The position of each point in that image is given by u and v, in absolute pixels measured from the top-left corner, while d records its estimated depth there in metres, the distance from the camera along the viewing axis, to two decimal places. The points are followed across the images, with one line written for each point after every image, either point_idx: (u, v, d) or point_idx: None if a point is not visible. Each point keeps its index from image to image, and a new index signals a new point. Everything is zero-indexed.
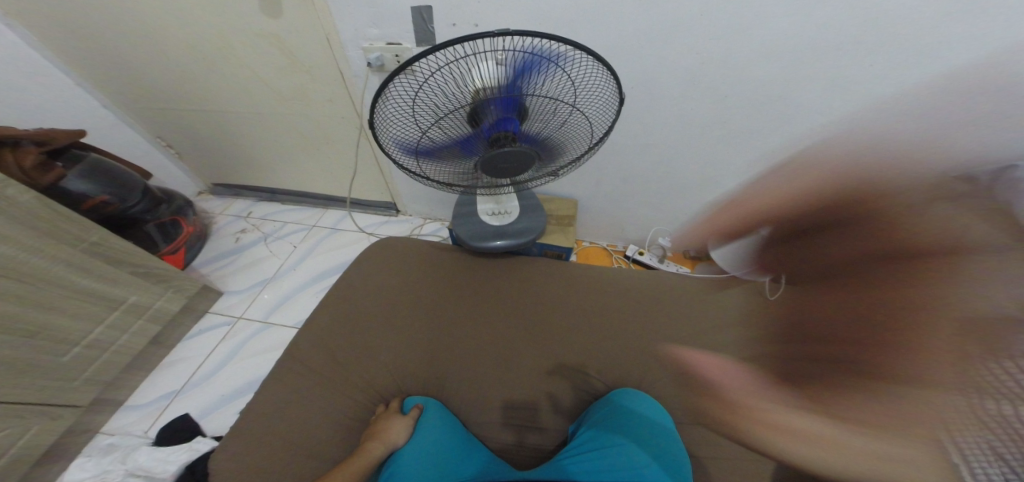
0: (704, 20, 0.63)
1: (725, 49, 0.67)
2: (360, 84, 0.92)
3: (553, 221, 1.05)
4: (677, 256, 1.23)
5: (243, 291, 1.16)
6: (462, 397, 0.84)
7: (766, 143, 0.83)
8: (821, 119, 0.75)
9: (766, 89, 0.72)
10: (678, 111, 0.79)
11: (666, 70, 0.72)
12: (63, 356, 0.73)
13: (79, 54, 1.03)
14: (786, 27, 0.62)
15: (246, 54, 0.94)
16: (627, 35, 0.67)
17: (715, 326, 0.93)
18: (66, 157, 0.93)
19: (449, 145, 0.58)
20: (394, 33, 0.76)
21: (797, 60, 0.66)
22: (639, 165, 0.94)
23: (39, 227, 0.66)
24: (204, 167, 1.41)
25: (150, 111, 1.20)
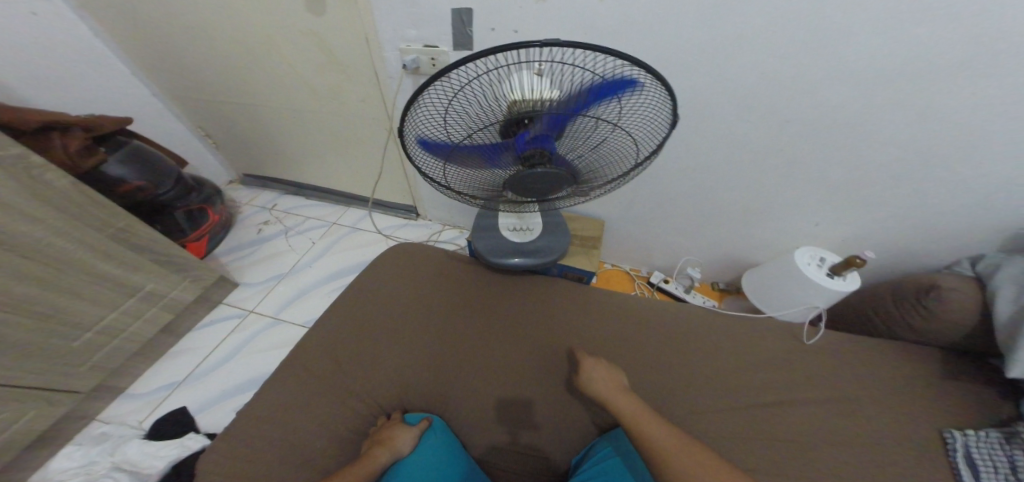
0: (773, 41, 0.58)
1: (790, 73, 0.61)
2: (395, 86, 0.90)
3: (577, 241, 1.00)
4: (705, 287, 1.16)
5: (258, 285, 1.16)
6: (463, 418, 0.81)
7: (824, 178, 0.76)
8: (887, 155, 0.68)
9: (833, 120, 0.66)
10: (726, 136, 0.74)
11: (717, 91, 0.67)
12: (75, 340, 0.74)
13: (131, 43, 1.07)
14: (868, 56, 0.56)
15: (286, 50, 0.95)
16: (681, 52, 0.63)
17: (744, 368, 0.86)
18: (109, 143, 0.94)
19: (478, 159, 0.54)
20: (433, 36, 0.74)
21: (873, 90, 0.60)
22: (677, 189, 0.88)
23: (70, 211, 0.66)
24: (236, 158, 1.44)
25: (193, 101, 1.23)
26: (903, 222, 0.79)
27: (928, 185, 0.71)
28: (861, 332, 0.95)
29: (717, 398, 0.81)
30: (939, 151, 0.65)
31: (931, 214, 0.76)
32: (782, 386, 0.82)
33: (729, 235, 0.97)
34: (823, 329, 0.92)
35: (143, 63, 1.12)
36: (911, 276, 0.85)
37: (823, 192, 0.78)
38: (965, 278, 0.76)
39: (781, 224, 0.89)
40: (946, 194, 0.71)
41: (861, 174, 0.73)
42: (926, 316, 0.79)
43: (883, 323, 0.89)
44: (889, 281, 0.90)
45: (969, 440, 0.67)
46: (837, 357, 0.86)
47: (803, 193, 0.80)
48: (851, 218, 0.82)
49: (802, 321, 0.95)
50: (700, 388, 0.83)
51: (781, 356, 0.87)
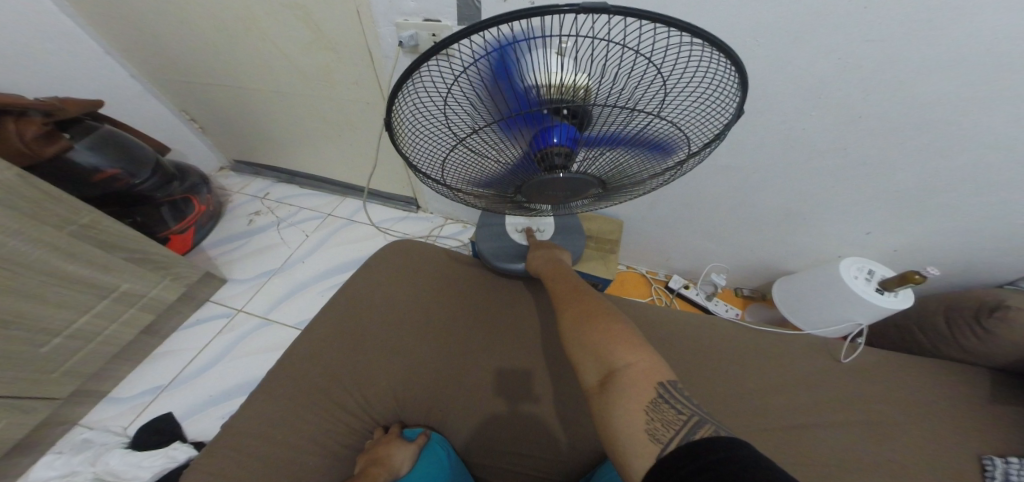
0: (848, 20, 0.47)
1: (870, 56, 0.50)
2: (389, 66, 0.80)
3: (593, 244, 0.91)
4: (727, 292, 1.07)
5: (248, 281, 1.09)
6: (466, 434, 0.74)
7: (882, 182, 0.66)
8: (970, 159, 0.58)
9: (908, 116, 0.55)
10: (777, 130, 0.63)
11: (771, 79, 0.56)
12: (43, 347, 0.68)
13: (100, 17, 0.96)
14: (968, 40, 0.45)
15: (269, 26, 0.84)
16: (734, 29, 0.52)
17: (775, 387, 0.78)
18: (77, 128, 0.86)
19: (485, 158, 0.45)
20: (432, 6, 0.63)
21: (967, 81, 0.49)
22: (707, 189, 0.79)
23: (21, 209, 0.59)
24: (225, 143, 1.35)
25: (173, 82, 1.13)
26: (972, 233, 0.69)
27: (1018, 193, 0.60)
28: (901, 348, 0.86)
29: (747, 419, 0.73)
30: None
31: (1011, 226, 0.65)
32: (819, 408, 0.74)
33: (762, 240, 0.87)
34: (862, 345, 0.83)
35: (117, 39, 1.02)
36: (969, 292, 0.76)
37: (883, 196, 0.68)
38: None
39: (826, 230, 0.79)
40: None
41: (934, 179, 0.62)
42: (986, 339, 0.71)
43: (931, 341, 0.80)
44: (941, 297, 0.80)
45: (1011, 468, 0.58)
46: (882, 376, 0.77)
47: (856, 197, 0.70)
48: (912, 226, 0.72)
49: (839, 336, 0.86)
50: (727, 407, 0.75)
51: (816, 375, 0.79)
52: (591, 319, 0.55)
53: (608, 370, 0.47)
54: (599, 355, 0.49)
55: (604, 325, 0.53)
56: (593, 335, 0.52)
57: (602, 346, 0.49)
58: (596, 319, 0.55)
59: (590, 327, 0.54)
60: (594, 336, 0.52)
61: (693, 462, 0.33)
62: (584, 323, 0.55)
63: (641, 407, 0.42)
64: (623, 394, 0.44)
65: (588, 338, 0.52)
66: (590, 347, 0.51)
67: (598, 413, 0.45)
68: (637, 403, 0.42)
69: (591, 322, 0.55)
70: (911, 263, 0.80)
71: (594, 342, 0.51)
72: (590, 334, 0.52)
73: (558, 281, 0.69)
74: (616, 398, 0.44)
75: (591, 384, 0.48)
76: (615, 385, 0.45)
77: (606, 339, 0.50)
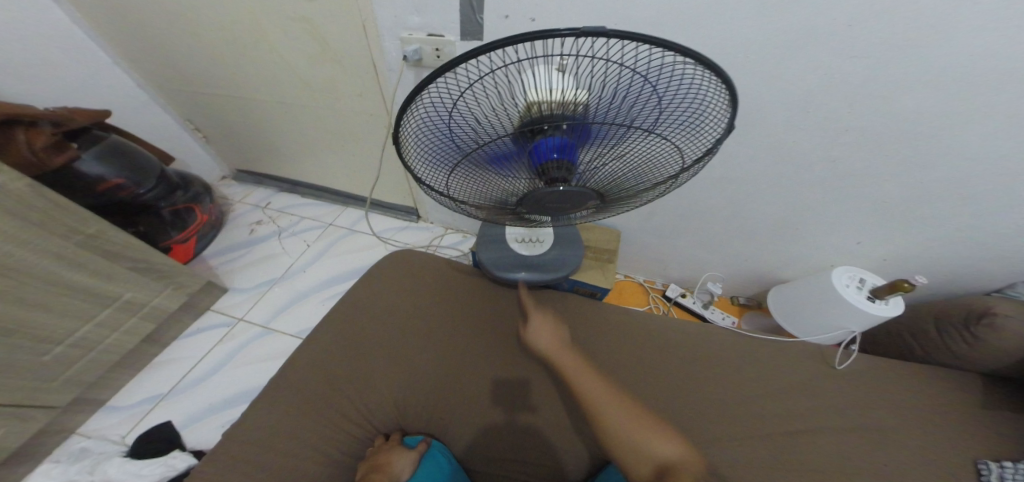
0: (830, 39, 0.50)
1: (852, 73, 0.53)
2: (394, 80, 0.83)
3: (590, 253, 0.93)
4: (723, 301, 1.08)
5: (249, 290, 1.10)
6: (468, 443, 0.74)
7: (869, 191, 0.68)
8: (950, 170, 0.60)
9: (889, 129, 0.58)
10: (767, 143, 0.66)
11: (759, 94, 0.59)
12: (44, 354, 0.68)
13: (112, 30, 0.99)
14: (941, 59, 0.48)
15: (277, 40, 0.87)
16: (724, 47, 0.55)
17: (772, 393, 0.79)
18: (85, 138, 0.88)
19: (487, 171, 0.47)
20: (436, 24, 0.66)
21: (943, 96, 0.52)
22: (701, 199, 0.81)
23: (32, 218, 0.60)
24: (229, 153, 1.37)
25: (180, 93, 1.16)
26: (958, 241, 0.71)
27: (999, 202, 0.62)
28: (894, 355, 0.88)
29: (744, 425, 0.74)
30: (1018, 163, 0.56)
31: (993, 234, 0.67)
32: (814, 413, 0.75)
33: (756, 249, 0.89)
34: (856, 352, 0.84)
35: (127, 51, 1.05)
36: (956, 299, 0.78)
37: (871, 206, 0.70)
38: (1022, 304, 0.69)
39: (817, 239, 0.81)
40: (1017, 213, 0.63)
41: (917, 189, 0.65)
42: (975, 344, 0.72)
43: (923, 348, 0.81)
44: (930, 304, 0.82)
45: (1007, 473, 0.59)
46: (876, 383, 0.78)
47: (845, 207, 0.72)
48: (899, 235, 0.74)
49: (833, 344, 0.88)
50: (725, 413, 0.76)
51: (811, 381, 0.80)
52: (610, 399, 0.55)
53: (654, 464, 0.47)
54: (638, 444, 0.49)
55: (626, 408, 0.53)
56: (624, 418, 0.52)
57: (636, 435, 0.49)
58: (616, 399, 0.55)
59: (615, 409, 0.53)
60: (623, 421, 0.51)
61: None
62: (606, 405, 0.54)
63: None
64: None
65: (619, 424, 0.51)
66: (623, 434, 0.50)
67: None
68: None
69: (611, 404, 0.54)
70: (900, 271, 0.82)
71: (626, 429, 0.51)
72: (619, 419, 0.52)
73: (555, 349, 0.68)
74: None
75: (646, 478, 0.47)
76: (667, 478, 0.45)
77: (634, 424, 0.51)
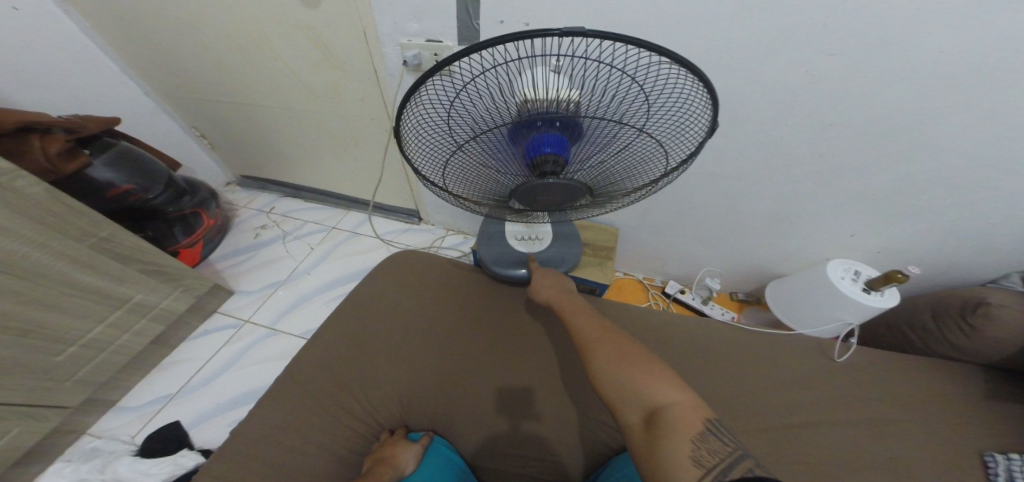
0: (816, 36, 0.52)
1: (839, 71, 0.55)
2: (394, 84, 0.85)
3: (589, 251, 0.95)
4: (723, 297, 1.09)
5: (254, 293, 1.12)
6: (469, 437, 0.75)
7: (862, 185, 0.70)
8: (939, 162, 0.62)
9: (880, 122, 0.59)
10: (758, 139, 0.67)
11: (748, 93, 0.61)
12: (59, 355, 0.70)
13: (121, 41, 1.02)
14: (928, 50, 0.49)
15: (282, 47, 0.90)
16: (711, 47, 0.57)
17: (769, 385, 0.80)
18: (96, 144, 0.90)
19: (483, 164, 0.49)
20: (435, 29, 0.68)
21: (931, 89, 0.53)
22: (697, 195, 0.82)
23: (46, 222, 0.62)
24: (234, 159, 1.40)
25: (188, 101, 1.19)
26: (949, 233, 0.73)
27: (988, 194, 0.63)
28: (892, 347, 0.88)
29: (743, 418, 0.75)
30: (1004, 154, 0.57)
31: (984, 224, 0.68)
32: (813, 406, 0.76)
33: (752, 245, 0.91)
34: (855, 344, 0.85)
35: (136, 62, 1.08)
36: (953, 290, 0.78)
37: (863, 200, 0.72)
38: (1018, 294, 0.70)
39: (811, 234, 0.82)
40: (1007, 203, 0.64)
41: (907, 181, 0.66)
42: (973, 335, 0.73)
43: (921, 340, 0.82)
44: (925, 296, 0.83)
45: (1012, 464, 0.60)
46: (875, 377, 0.79)
47: (837, 201, 0.74)
48: (892, 227, 0.75)
49: (831, 336, 0.89)
50: (724, 406, 0.77)
51: (809, 373, 0.81)
52: (595, 329, 0.60)
53: (631, 375, 0.50)
54: (618, 356, 0.53)
55: (604, 334, 0.59)
56: (608, 342, 0.56)
57: (615, 351, 0.54)
58: (595, 330, 0.60)
59: (598, 339, 0.58)
60: (603, 349, 0.55)
61: None
62: (593, 332, 0.59)
63: (686, 437, 0.42)
64: (670, 431, 0.43)
65: (603, 347, 0.55)
66: (604, 356, 0.54)
67: (640, 451, 0.44)
68: (674, 411, 0.45)
69: (596, 332, 0.59)
70: (896, 263, 0.83)
71: (609, 348, 0.55)
72: (605, 345, 0.56)
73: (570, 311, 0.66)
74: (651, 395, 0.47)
75: (633, 423, 0.47)
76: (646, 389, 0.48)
77: (616, 345, 0.55)
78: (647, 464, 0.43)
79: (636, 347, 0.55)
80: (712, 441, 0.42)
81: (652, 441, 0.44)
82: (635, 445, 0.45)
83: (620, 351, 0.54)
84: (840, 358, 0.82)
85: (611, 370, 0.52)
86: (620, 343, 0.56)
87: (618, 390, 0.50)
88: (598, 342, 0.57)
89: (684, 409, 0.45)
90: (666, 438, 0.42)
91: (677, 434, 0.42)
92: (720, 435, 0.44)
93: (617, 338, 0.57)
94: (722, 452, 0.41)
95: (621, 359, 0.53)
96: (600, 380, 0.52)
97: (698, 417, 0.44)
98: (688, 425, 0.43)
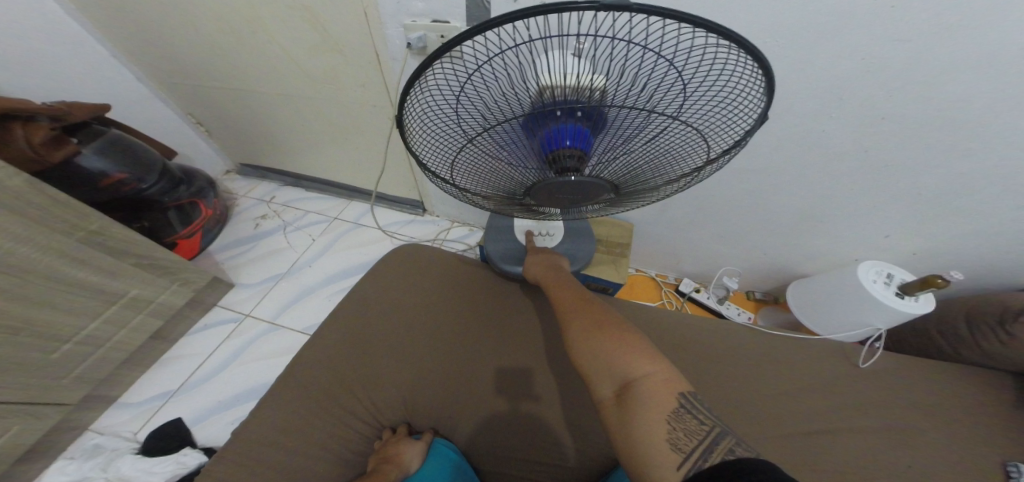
0: (874, 18, 0.45)
1: (895, 58, 0.48)
2: (397, 68, 0.80)
3: (602, 248, 0.91)
4: (739, 296, 1.05)
5: (255, 286, 1.09)
6: (475, 439, 0.73)
7: (904, 184, 0.64)
8: (998, 161, 0.56)
9: (936, 117, 0.53)
10: (793, 133, 0.62)
11: (786, 81, 0.55)
12: (54, 352, 0.68)
13: (107, 21, 0.96)
14: (1006, 37, 0.43)
15: (276, 29, 0.84)
16: (750, 27, 0.50)
17: (790, 392, 0.76)
18: (85, 132, 0.86)
19: (496, 158, 0.44)
20: (441, 8, 0.62)
21: (1003, 79, 0.47)
22: (720, 191, 0.77)
23: (29, 216, 0.59)
24: (232, 147, 1.35)
25: (181, 86, 1.14)
26: (995, 236, 0.67)
27: None
28: (917, 353, 0.84)
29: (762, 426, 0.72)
30: None
31: None
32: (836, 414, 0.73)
33: (774, 243, 0.86)
34: (880, 350, 0.81)
35: (125, 44, 1.03)
36: (991, 296, 0.73)
37: (903, 201, 0.67)
38: None
39: (841, 233, 0.77)
40: None
41: (956, 182, 0.60)
42: (1010, 345, 0.68)
43: (950, 346, 0.77)
44: (959, 301, 0.78)
45: None
46: (904, 384, 0.74)
47: (874, 200, 0.68)
48: (932, 228, 0.70)
49: (855, 341, 0.84)
50: (742, 413, 0.73)
51: (833, 379, 0.77)
52: (578, 306, 0.58)
53: (607, 348, 0.47)
54: (597, 329, 0.50)
55: (586, 311, 0.56)
56: (589, 317, 0.54)
57: (594, 325, 0.51)
58: (579, 308, 0.57)
59: (579, 314, 0.55)
60: (582, 325, 0.53)
61: (731, 471, 0.31)
62: (576, 310, 0.57)
63: (662, 416, 0.39)
64: (641, 407, 0.40)
65: (583, 321, 0.53)
66: (585, 329, 0.51)
67: (612, 427, 0.41)
68: (648, 384, 0.42)
69: (579, 310, 0.57)
70: (931, 266, 0.78)
71: (588, 323, 0.52)
72: (585, 319, 0.53)
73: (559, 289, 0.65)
74: (625, 368, 0.44)
75: (606, 397, 0.44)
76: (621, 363, 0.44)
77: (597, 319, 0.52)
78: (618, 439, 0.40)
79: (618, 321, 0.51)
80: (688, 419, 0.39)
81: (623, 415, 0.41)
82: (606, 419, 0.42)
83: (599, 324, 0.51)
84: (864, 364, 0.78)
85: (589, 344, 0.49)
86: (602, 316, 0.53)
87: (593, 362, 0.47)
88: (579, 317, 0.55)
89: (660, 385, 0.41)
90: (637, 416, 0.39)
91: (647, 413, 0.39)
92: (696, 413, 0.40)
93: (600, 314, 0.54)
94: (698, 433, 0.37)
95: (600, 332, 0.49)
96: (578, 355, 0.50)
97: (673, 394, 0.41)
98: (660, 403, 0.40)
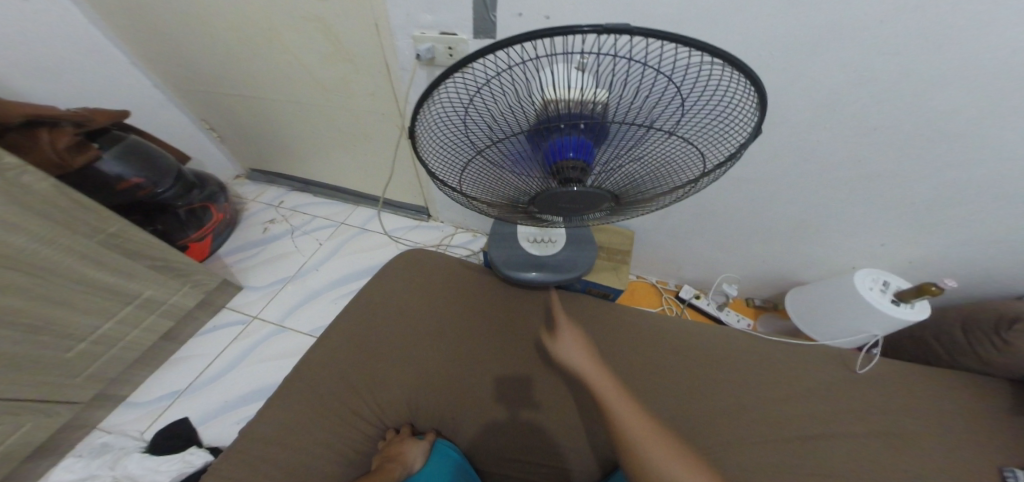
0: (864, 32, 0.48)
1: (884, 71, 0.51)
2: (406, 79, 0.83)
3: (603, 254, 0.93)
4: (739, 303, 1.06)
5: (262, 288, 1.11)
6: (478, 442, 0.74)
7: (898, 193, 0.66)
8: (987, 171, 0.58)
9: (926, 127, 0.55)
10: (789, 142, 0.64)
11: (781, 92, 0.57)
12: (68, 351, 0.70)
13: (129, 30, 1.00)
14: (990, 52, 0.45)
15: (291, 39, 0.87)
16: (746, 42, 0.53)
17: (789, 399, 0.77)
18: (105, 137, 0.89)
19: (502, 167, 0.46)
20: (450, 21, 0.65)
21: (989, 90, 0.49)
22: (719, 199, 0.79)
23: (55, 218, 0.61)
24: (242, 152, 1.39)
25: (196, 93, 1.17)
26: (988, 245, 0.69)
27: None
28: (916, 359, 0.85)
29: (760, 432, 0.73)
30: None
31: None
32: (836, 421, 0.73)
33: (772, 250, 0.88)
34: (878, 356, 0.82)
35: (144, 53, 1.06)
36: (987, 304, 0.74)
37: (898, 209, 0.68)
38: None
39: (838, 241, 0.79)
40: None
41: (948, 191, 0.62)
42: (1007, 352, 0.69)
43: (949, 353, 0.78)
44: (955, 309, 0.80)
45: None
46: (902, 390, 0.75)
47: (869, 209, 0.70)
48: (926, 237, 0.71)
49: (854, 348, 0.85)
50: (741, 419, 0.74)
51: (832, 387, 0.78)
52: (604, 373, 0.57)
53: (646, 437, 0.48)
54: (631, 413, 0.51)
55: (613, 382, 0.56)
56: (618, 393, 0.54)
57: (629, 407, 0.52)
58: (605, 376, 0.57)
59: (607, 386, 0.55)
60: (613, 404, 0.53)
61: None
62: (603, 379, 0.56)
63: None
64: None
65: (615, 400, 0.53)
66: (617, 409, 0.52)
67: None
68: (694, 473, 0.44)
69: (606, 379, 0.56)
70: (927, 273, 0.79)
71: (620, 401, 0.53)
72: (617, 396, 0.53)
73: (576, 345, 0.62)
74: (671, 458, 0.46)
75: None
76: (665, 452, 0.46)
77: (626, 401, 0.53)
78: None
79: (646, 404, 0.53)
80: None
81: None
82: None
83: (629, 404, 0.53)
84: (863, 369, 0.79)
85: (626, 427, 0.50)
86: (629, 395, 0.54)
87: (637, 449, 0.48)
88: (608, 389, 0.55)
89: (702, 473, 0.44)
90: None
91: None
92: None
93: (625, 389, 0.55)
94: None
95: (635, 416, 0.51)
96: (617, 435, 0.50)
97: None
98: None
